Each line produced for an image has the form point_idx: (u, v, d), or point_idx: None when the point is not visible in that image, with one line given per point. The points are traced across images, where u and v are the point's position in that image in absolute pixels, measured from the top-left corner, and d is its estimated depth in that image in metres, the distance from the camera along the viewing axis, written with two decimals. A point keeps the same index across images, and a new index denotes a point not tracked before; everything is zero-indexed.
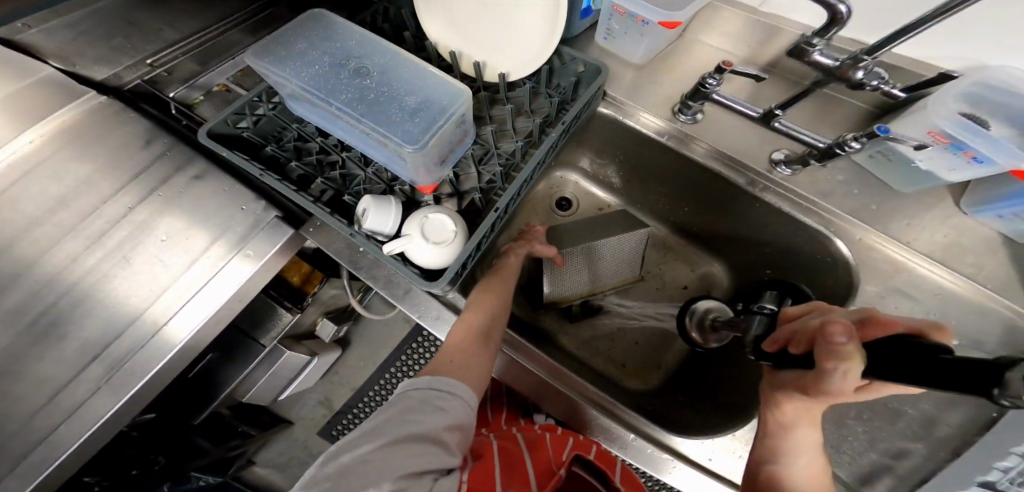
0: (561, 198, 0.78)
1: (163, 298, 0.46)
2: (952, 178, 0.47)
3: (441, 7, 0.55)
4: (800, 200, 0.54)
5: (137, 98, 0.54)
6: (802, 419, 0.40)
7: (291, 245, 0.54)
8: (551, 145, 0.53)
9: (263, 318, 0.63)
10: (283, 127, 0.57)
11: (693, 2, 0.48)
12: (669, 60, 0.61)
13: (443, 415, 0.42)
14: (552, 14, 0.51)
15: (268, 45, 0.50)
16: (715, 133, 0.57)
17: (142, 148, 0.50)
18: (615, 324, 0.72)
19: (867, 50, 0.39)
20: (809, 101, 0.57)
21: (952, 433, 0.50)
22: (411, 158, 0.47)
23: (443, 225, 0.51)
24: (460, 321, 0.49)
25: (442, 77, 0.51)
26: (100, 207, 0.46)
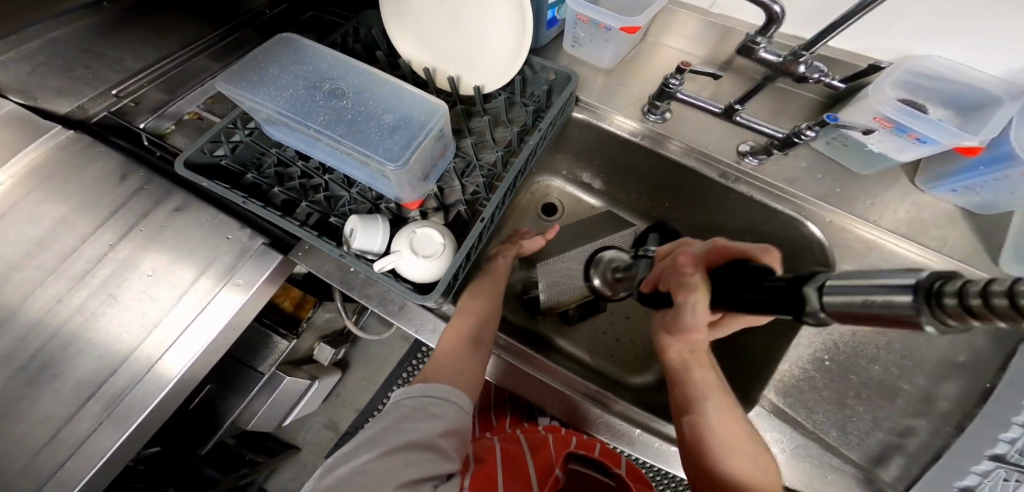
0: (546, 203, 0.80)
1: (155, 334, 0.46)
2: (902, 158, 0.49)
3: (410, 28, 0.57)
4: (771, 188, 0.56)
5: (105, 130, 0.54)
6: (692, 360, 0.46)
7: (280, 271, 0.55)
8: (531, 153, 0.54)
9: (259, 346, 0.63)
10: (261, 153, 0.58)
11: (652, 6, 0.50)
12: (635, 62, 0.63)
13: (438, 421, 0.43)
14: (520, 23, 0.51)
15: (240, 72, 0.51)
16: (683, 130, 0.60)
17: (118, 184, 0.50)
18: (609, 322, 0.74)
19: (805, 46, 0.41)
20: (765, 96, 0.59)
21: (951, 406, 0.51)
22: (394, 175, 0.48)
23: (431, 239, 0.52)
24: (451, 328, 0.50)
25: (417, 94, 0.52)
26: (80, 247, 0.47)
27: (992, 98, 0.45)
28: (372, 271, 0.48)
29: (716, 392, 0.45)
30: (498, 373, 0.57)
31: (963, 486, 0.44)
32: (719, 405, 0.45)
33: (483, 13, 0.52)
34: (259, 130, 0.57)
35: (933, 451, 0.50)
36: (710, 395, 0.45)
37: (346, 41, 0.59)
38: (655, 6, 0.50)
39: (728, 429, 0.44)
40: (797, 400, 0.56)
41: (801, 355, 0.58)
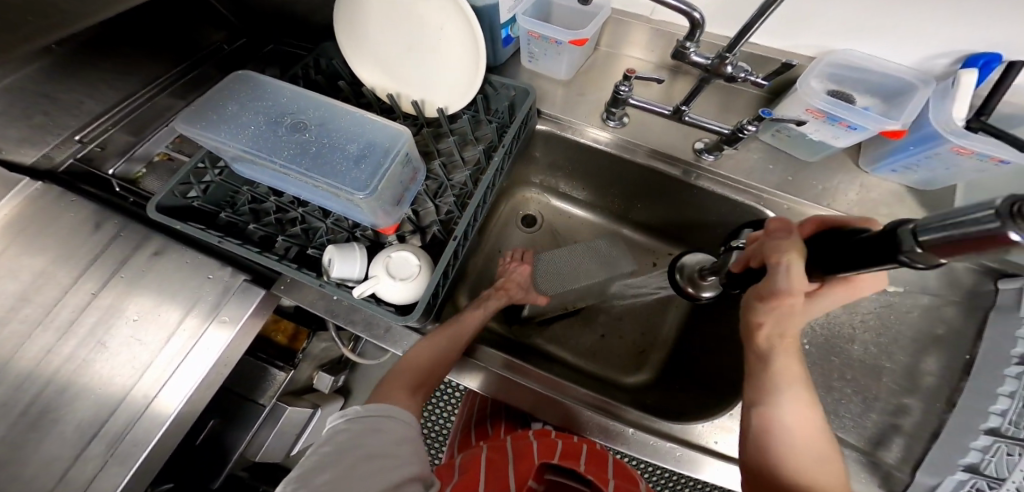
0: (526, 215, 0.81)
1: (147, 375, 0.47)
2: (841, 144, 0.51)
3: (370, 57, 0.59)
4: (729, 182, 0.59)
5: (74, 179, 0.54)
6: (780, 348, 0.38)
7: (265, 305, 0.55)
8: (498, 168, 0.56)
9: (257, 381, 0.64)
10: (234, 192, 0.58)
11: (595, 19, 0.53)
12: (591, 72, 0.66)
13: (382, 434, 0.42)
14: (473, 48, 0.52)
15: (199, 112, 0.51)
16: (643, 132, 0.62)
17: (92, 233, 0.50)
18: (595, 323, 0.75)
19: (727, 48, 0.43)
20: (712, 95, 0.62)
21: (937, 381, 0.52)
22: (364, 203, 0.49)
23: (406, 261, 0.52)
24: (403, 360, 0.51)
25: (380, 121, 0.54)
26: (63, 298, 0.47)
27: (908, 84, 0.49)
28: (353, 298, 0.48)
29: (802, 387, 0.38)
30: (481, 384, 0.57)
31: (965, 464, 0.44)
32: (801, 400, 0.38)
33: (437, 39, 0.54)
34: (226, 169, 0.57)
35: (932, 427, 0.50)
36: (795, 388, 0.38)
37: (308, 74, 0.60)
38: (598, 21, 0.54)
39: (805, 430, 0.38)
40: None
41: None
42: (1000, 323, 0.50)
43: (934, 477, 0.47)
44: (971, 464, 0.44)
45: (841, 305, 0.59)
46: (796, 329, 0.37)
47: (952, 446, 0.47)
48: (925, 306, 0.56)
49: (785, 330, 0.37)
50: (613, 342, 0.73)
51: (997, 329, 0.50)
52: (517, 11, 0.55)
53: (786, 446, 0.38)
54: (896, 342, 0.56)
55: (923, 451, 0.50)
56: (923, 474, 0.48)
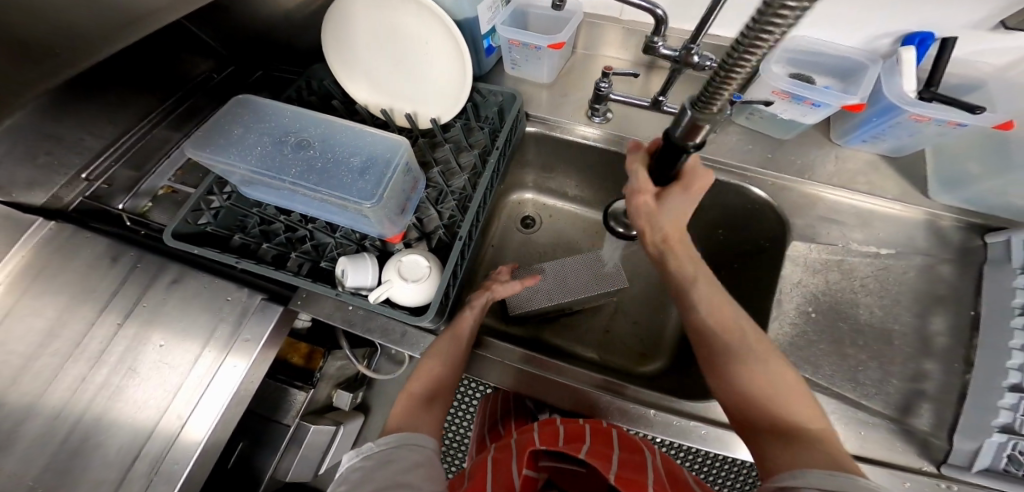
0: (524, 217, 0.84)
1: (178, 398, 0.50)
2: (808, 121, 0.56)
3: (360, 76, 0.62)
4: (717, 165, 0.63)
5: (82, 215, 0.58)
6: (666, 250, 0.49)
7: (282, 324, 0.58)
8: (494, 170, 0.58)
9: (279, 400, 0.68)
10: (243, 215, 0.62)
11: (571, 23, 0.56)
12: (571, 73, 0.69)
13: (388, 465, 0.43)
14: (458, 58, 0.55)
15: (207, 137, 0.54)
16: (627, 124, 0.65)
17: (111, 266, 0.55)
18: (605, 315, 0.78)
19: (692, 38, 0.45)
20: (685, 84, 0.66)
21: (948, 341, 0.52)
22: (372, 212, 0.52)
23: (416, 263, 0.55)
24: (403, 391, 0.53)
25: (380, 134, 0.57)
26: (89, 331, 0.51)
27: (858, 64, 0.55)
28: (369, 303, 0.51)
29: (703, 280, 0.47)
30: (499, 379, 0.61)
31: (999, 424, 0.45)
32: (708, 292, 0.46)
33: (423, 53, 0.57)
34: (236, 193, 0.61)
35: (959, 388, 0.50)
36: (698, 280, 0.47)
37: (302, 96, 0.63)
38: (573, 25, 0.57)
39: (724, 323, 0.44)
40: (806, 355, 0.54)
41: (792, 315, 0.56)
42: (996, 278, 0.52)
43: (972, 441, 0.46)
44: (1005, 425, 0.44)
45: (839, 272, 0.58)
46: (671, 227, 0.48)
47: (981, 407, 0.47)
48: (919, 266, 0.57)
49: (660, 225, 0.48)
50: (621, 328, 0.77)
51: (994, 284, 0.52)
52: (496, 22, 0.57)
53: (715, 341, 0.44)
54: (900, 303, 0.55)
55: (953, 414, 0.49)
56: (961, 437, 0.47)
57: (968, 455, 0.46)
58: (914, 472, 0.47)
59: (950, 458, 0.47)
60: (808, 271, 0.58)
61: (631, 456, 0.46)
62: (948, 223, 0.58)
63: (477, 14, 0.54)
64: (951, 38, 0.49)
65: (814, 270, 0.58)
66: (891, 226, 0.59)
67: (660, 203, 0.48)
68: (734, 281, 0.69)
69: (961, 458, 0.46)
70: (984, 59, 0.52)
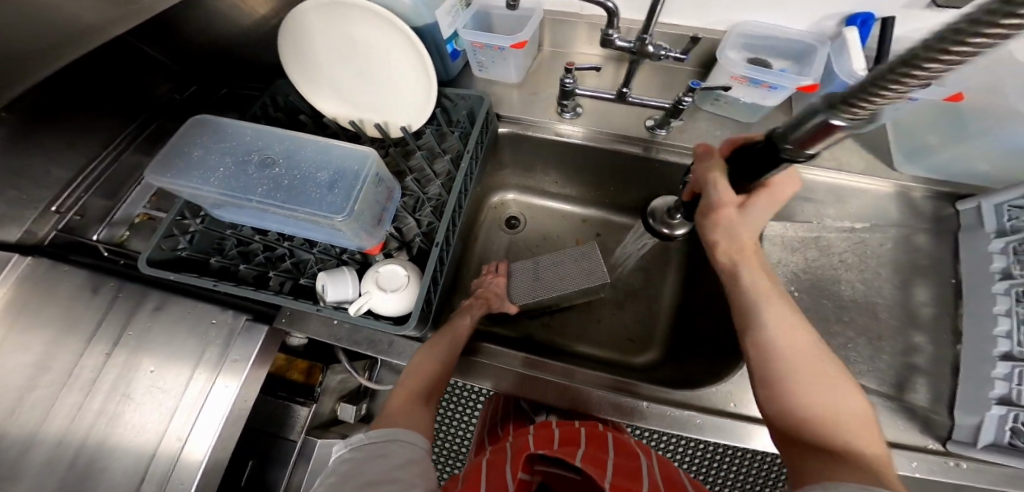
0: (509, 217, 0.84)
1: (175, 420, 0.51)
2: (768, 104, 0.56)
3: (324, 88, 0.61)
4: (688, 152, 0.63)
5: (60, 250, 0.56)
6: (739, 260, 0.46)
7: (270, 343, 0.58)
8: (467, 172, 0.58)
9: (283, 416, 0.69)
10: (220, 238, 0.60)
11: (530, 22, 0.56)
12: (539, 71, 0.69)
13: (382, 461, 0.42)
14: (419, 64, 0.54)
15: (167, 161, 0.53)
16: (598, 117, 0.66)
17: (92, 297, 0.53)
18: (594, 309, 0.77)
19: (644, 29, 0.45)
20: (652, 74, 0.66)
21: (933, 312, 0.54)
22: (345, 226, 0.51)
23: (395, 273, 0.55)
24: (400, 388, 0.52)
25: (346, 146, 0.56)
26: (79, 362, 0.50)
27: (808, 46, 0.55)
28: (349, 316, 0.51)
29: (779, 300, 0.43)
30: (493, 381, 0.61)
31: (997, 396, 0.45)
32: (780, 314, 0.42)
33: (385, 62, 0.56)
34: (207, 216, 0.59)
35: (951, 360, 0.51)
36: (770, 300, 0.43)
37: (267, 112, 0.62)
38: (533, 24, 0.57)
39: (796, 345, 0.41)
40: None
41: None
42: (971, 245, 0.53)
43: (974, 416, 0.46)
44: (1003, 397, 0.44)
45: (817, 249, 0.59)
46: (749, 238, 0.45)
47: (977, 380, 0.47)
48: (895, 238, 0.58)
49: (739, 237, 0.45)
50: (615, 321, 0.76)
51: (970, 252, 0.53)
52: (458, 26, 0.57)
53: (780, 362, 0.40)
54: (880, 276, 0.57)
55: (949, 387, 0.50)
56: (962, 413, 0.47)
57: (971, 431, 0.46)
58: (921, 450, 0.47)
59: (954, 434, 0.47)
60: (788, 250, 0.59)
61: (624, 462, 0.45)
62: (918, 193, 0.59)
63: (436, 19, 0.54)
64: (890, 18, 0.50)
65: (792, 248, 0.60)
66: (865, 200, 0.60)
67: (744, 216, 0.45)
68: None
69: (964, 434, 0.46)
70: (928, 36, 0.53)
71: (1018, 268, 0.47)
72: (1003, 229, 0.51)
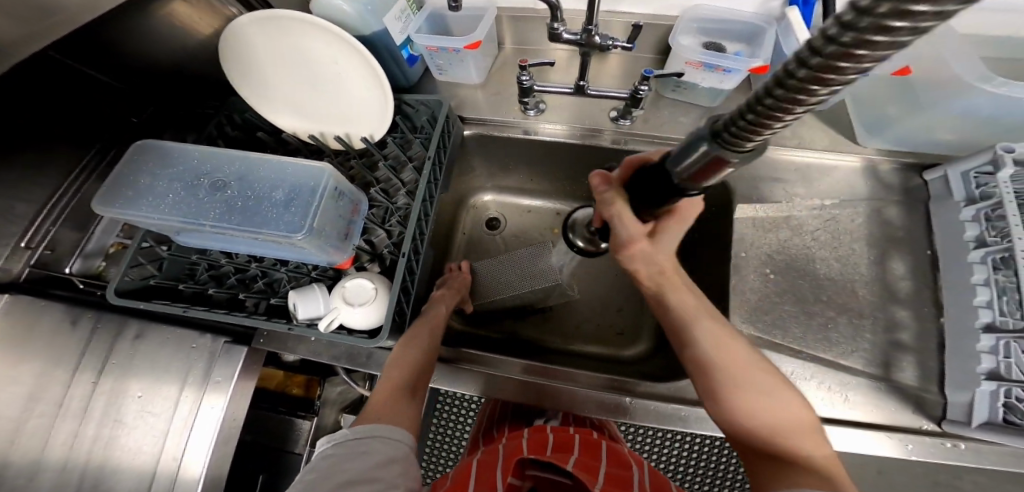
0: (489, 218, 0.83)
1: (168, 442, 0.51)
2: (728, 87, 0.56)
3: (279, 103, 0.60)
4: (658, 140, 0.62)
5: (37, 285, 0.53)
6: (665, 282, 0.48)
7: (253, 362, 0.57)
8: (430, 177, 0.56)
9: (286, 432, 0.68)
10: (190, 263, 0.59)
11: (481, 20, 0.55)
12: (500, 70, 0.68)
13: (366, 458, 0.41)
14: (369, 71, 0.53)
15: (115, 191, 0.51)
16: (563, 112, 0.65)
17: (72, 329, 0.51)
18: (582, 307, 0.77)
19: (587, 21, 0.45)
20: (613, 64, 0.65)
21: (911, 285, 0.54)
22: (306, 243, 0.50)
23: (362, 287, 0.54)
24: (383, 380, 0.50)
25: (302, 161, 0.54)
26: (67, 392, 0.49)
27: (757, 27, 0.55)
28: (320, 334, 0.49)
29: (705, 315, 0.45)
30: (479, 388, 0.60)
31: (985, 371, 0.45)
32: (711, 328, 0.44)
33: (335, 72, 0.55)
34: (174, 243, 0.57)
35: (935, 335, 0.51)
36: (700, 316, 0.45)
37: (224, 131, 0.61)
38: (486, 23, 0.56)
39: (728, 358, 0.43)
40: (772, 318, 0.54)
41: (752, 279, 0.56)
42: (942, 213, 0.54)
43: (965, 393, 0.46)
44: (991, 371, 0.44)
45: (788, 229, 0.58)
46: (666, 261, 0.47)
47: (963, 356, 0.47)
48: (866, 213, 0.58)
49: (658, 262, 0.47)
50: (602, 314, 0.76)
51: (942, 221, 0.54)
52: (410, 31, 0.56)
53: (725, 381, 0.42)
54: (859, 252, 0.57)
55: (936, 364, 0.50)
56: (953, 391, 0.47)
57: (964, 409, 0.46)
58: (917, 432, 0.48)
59: (949, 414, 0.47)
60: (759, 230, 0.58)
61: (617, 471, 0.45)
62: (884, 166, 0.59)
63: (385, 26, 0.53)
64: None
65: (764, 228, 0.58)
66: (837, 176, 0.59)
67: (658, 244, 0.46)
68: (692, 250, 0.69)
69: (959, 412, 0.46)
70: None
71: (991, 234, 0.47)
72: (972, 197, 0.51)
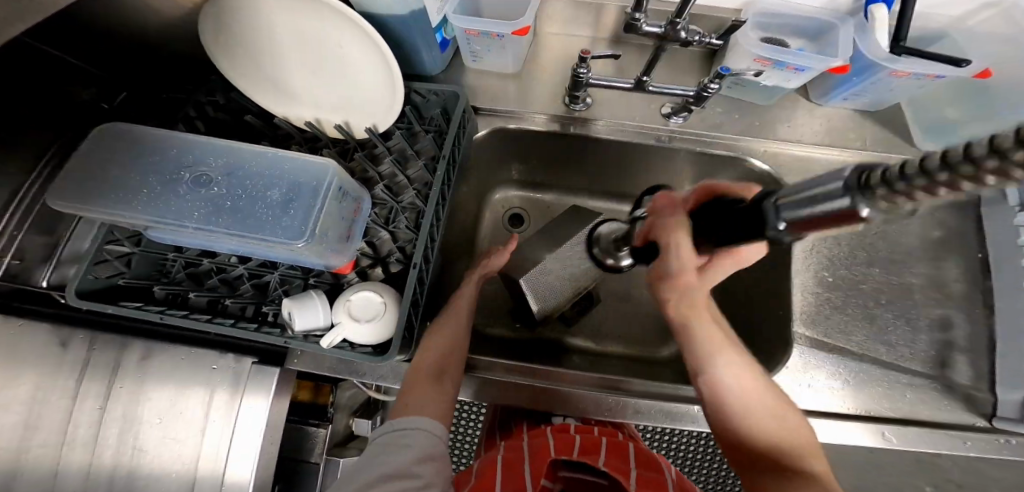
0: (511, 214, 0.78)
1: (208, 450, 0.49)
2: (793, 86, 0.55)
3: (270, 87, 0.54)
4: (701, 136, 0.61)
5: (6, 298, 0.50)
6: (692, 314, 0.46)
7: (286, 377, 0.52)
8: (444, 176, 0.51)
9: (301, 442, 0.63)
10: (163, 259, 0.53)
11: (531, 7, 0.53)
12: (539, 60, 0.66)
13: (409, 450, 0.42)
14: (377, 54, 0.47)
15: (78, 184, 0.44)
16: (607, 108, 0.63)
17: (64, 352, 0.49)
18: (612, 308, 0.74)
19: (677, 13, 0.45)
20: (664, 60, 0.63)
21: (963, 287, 0.57)
22: (308, 250, 0.46)
23: (369, 300, 0.49)
24: (415, 361, 0.50)
25: (300, 157, 0.49)
26: (71, 417, 0.48)
27: (827, 22, 0.52)
28: (320, 350, 0.45)
29: (726, 347, 0.45)
30: (493, 397, 0.56)
31: None
32: (726, 355, 0.45)
33: (336, 53, 0.49)
34: (145, 236, 0.51)
35: (986, 339, 0.53)
36: (716, 345, 0.45)
37: (204, 112, 0.55)
38: (534, 8, 0.54)
39: (742, 382, 0.44)
40: None
41: None
42: (996, 217, 0.56)
43: (1017, 392, 0.49)
44: None
45: None
46: (700, 296, 0.46)
47: (1017, 356, 0.50)
48: (921, 215, 0.60)
49: (692, 299, 0.46)
50: (630, 316, 0.73)
51: (996, 224, 0.56)
52: (447, 12, 0.53)
53: (736, 406, 0.43)
54: (911, 256, 0.60)
55: (988, 364, 0.52)
56: (1004, 390, 0.50)
57: (1015, 406, 0.49)
58: (971, 429, 0.51)
59: (999, 411, 0.50)
60: None
61: (645, 473, 0.42)
62: None
63: (425, 5, 0.48)
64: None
65: None
66: None
67: (703, 276, 0.44)
68: None
69: (1009, 410, 0.50)
70: (940, 10, 0.51)
71: None
72: None
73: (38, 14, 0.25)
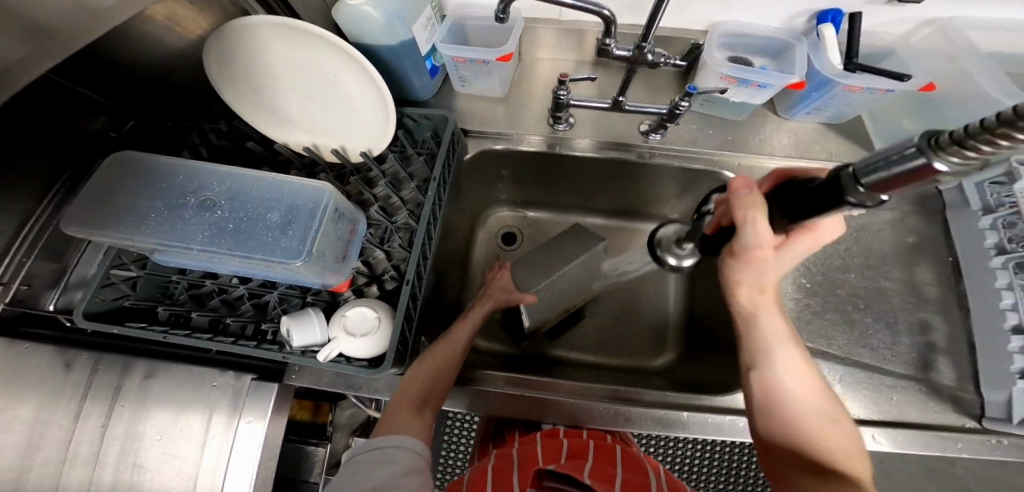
0: (504, 233, 0.81)
1: (203, 474, 0.50)
2: (758, 102, 0.59)
3: (270, 115, 0.58)
4: (681, 152, 0.64)
5: (12, 323, 0.52)
6: (760, 302, 0.47)
7: (283, 397, 0.54)
8: (435, 197, 0.54)
9: (300, 461, 0.64)
10: (166, 282, 0.55)
11: (513, 35, 0.57)
12: (523, 84, 0.70)
13: (393, 466, 0.42)
14: (370, 83, 0.51)
15: (88, 208, 0.47)
16: (590, 127, 0.67)
17: (66, 373, 0.51)
18: (603, 320, 0.75)
19: (643, 38, 0.48)
20: (639, 80, 0.67)
21: (937, 289, 0.59)
22: (305, 268, 0.48)
23: (364, 316, 0.51)
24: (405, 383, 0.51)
25: (298, 182, 0.52)
26: (73, 435, 0.50)
27: (785, 42, 0.56)
28: (318, 365, 0.47)
29: (791, 343, 0.46)
30: (485, 408, 0.57)
31: (1018, 370, 0.49)
32: (790, 356, 0.45)
33: (332, 83, 0.53)
34: (150, 260, 0.53)
35: (964, 339, 0.56)
36: (783, 343, 0.45)
37: (208, 139, 0.58)
38: (515, 35, 0.58)
39: (803, 384, 0.44)
40: None
41: None
42: (961, 222, 0.59)
43: (1000, 392, 0.50)
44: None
45: None
46: (772, 281, 0.46)
47: (995, 356, 0.52)
48: (888, 223, 0.64)
49: (766, 282, 0.46)
50: (622, 328, 0.75)
51: (962, 228, 0.59)
52: (435, 41, 0.57)
53: (790, 400, 0.43)
54: (885, 261, 0.62)
55: (970, 365, 0.54)
56: (989, 390, 0.51)
57: (1002, 408, 0.50)
58: (960, 431, 0.51)
59: (987, 412, 0.51)
60: None
61: (634, 477, 0.43)
62: None
63: (414, 35, 0.53)
64: (856, 14, 0.52)
65: None
66: None
67: (781, 255, 0.43)
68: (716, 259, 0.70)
69: (996, 411, 0.50)
70: (883, 29, 0.56)
71: (1010, 242, 0.52)
72: (988, 206, 0.56)
73: (55, 54, 0.28)
